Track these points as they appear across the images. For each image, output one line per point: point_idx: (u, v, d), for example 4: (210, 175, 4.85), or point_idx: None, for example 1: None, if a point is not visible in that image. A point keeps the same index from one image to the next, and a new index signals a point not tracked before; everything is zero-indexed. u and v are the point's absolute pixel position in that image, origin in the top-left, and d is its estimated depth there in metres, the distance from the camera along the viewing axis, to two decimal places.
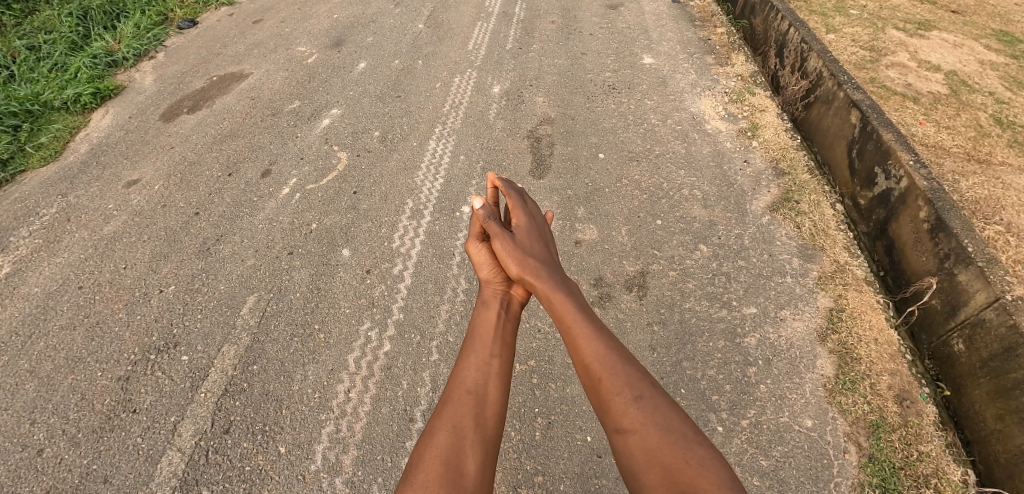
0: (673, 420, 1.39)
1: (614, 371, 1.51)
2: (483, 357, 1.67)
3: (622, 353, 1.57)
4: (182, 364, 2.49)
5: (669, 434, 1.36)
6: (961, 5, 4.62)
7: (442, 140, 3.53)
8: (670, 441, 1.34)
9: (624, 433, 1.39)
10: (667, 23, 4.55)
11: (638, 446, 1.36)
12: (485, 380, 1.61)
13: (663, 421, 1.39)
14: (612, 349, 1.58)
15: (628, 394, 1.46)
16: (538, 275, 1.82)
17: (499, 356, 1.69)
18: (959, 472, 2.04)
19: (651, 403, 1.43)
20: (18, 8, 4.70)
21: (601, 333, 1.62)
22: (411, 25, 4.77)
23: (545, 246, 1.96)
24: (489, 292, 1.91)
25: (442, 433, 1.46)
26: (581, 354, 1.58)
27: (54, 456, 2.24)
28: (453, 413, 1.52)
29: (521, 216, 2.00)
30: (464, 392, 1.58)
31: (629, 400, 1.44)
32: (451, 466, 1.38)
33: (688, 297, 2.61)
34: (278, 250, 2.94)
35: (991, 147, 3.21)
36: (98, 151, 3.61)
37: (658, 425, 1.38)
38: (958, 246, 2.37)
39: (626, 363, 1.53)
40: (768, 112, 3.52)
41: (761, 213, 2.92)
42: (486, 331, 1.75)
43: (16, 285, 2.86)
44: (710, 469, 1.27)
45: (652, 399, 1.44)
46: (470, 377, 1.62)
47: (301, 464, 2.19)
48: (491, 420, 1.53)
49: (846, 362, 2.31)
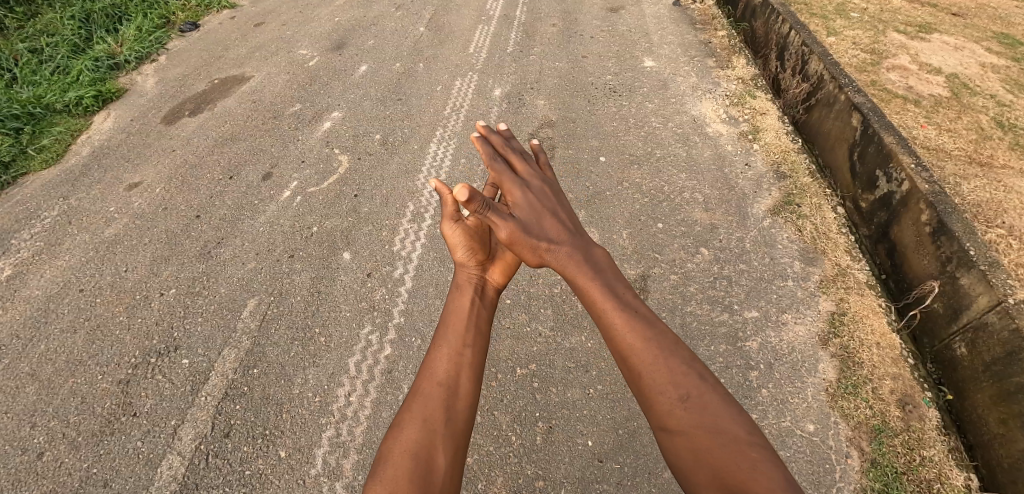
0: (725, 419, 1.34)
1: (655, 362, 1.44)
2: (456, 347, 1.62)
3: (666, 341, 1.49)
4: (182, 368, 2.49)
5: (720, 436, 1.31)
6: (962, 8, 4.63)
7: (444, 144, 3.53)
8: (720, 441, 1.30)
9: (670, 434, 1.35)
10: (668, 26, 4.56)
11: (685, 446, 1.33)
12: (454, 370, 1.57)
13: (715, 421, 1.34)
14: (652, 336, 1.50)
15: (675, 392, 1.40)
16: (559, 256, 1.68)
17: (472, 343, 1.63)
18: (962, 476, 2.03)
19: (701, 401, 1.37)
20: (20, 10, 4.69)
21: (639, 317, 1.54)
22: (412, 28, 4.77)
23: (555, 218, 1.77)
24: (463, 276, 1.82)
25: (410, 429, 1.45)
26: (619, 341, 1.50)
27: (54, 460, 2.24)
28: (424, 407, 1.49)
29: (518, 195, 1.79)
30: (433, 382, 1.55)
31: (677, 398, 1.39)
32: (421, 462, 1.39)
33: (690, 301, 2.60)
34: (279, 253, 2.93)
35: (992, 150, 3.21)
36: (100, 154, 3.62)
37: (708, 426, 1.33)
38: (960, 250, 2.36)
39: (673, 356, 1.46)
40: (768, 115, 3.52)
41: (762, 217, 2.92)
42: (459, 318, 1.68)
43: (17, 287, 2.86)
44: (764, 474, 1.23)
45: (700, 396, 1.38)
46: (440, 365, 1.58)
47: (301, 469, 2.18)
48: (463, 413, 1.51)
49: (848, 367, 2.31)
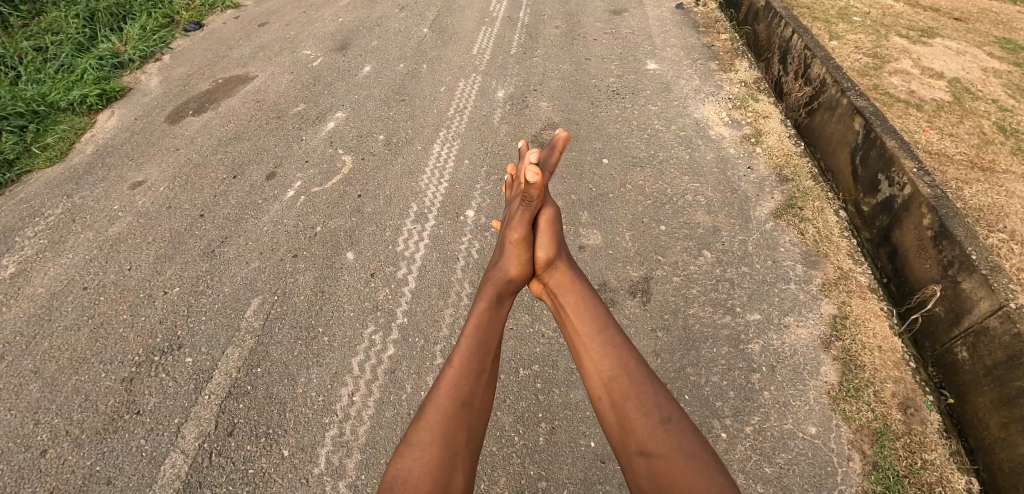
0: (695, 447, 1.57)
1: (641, 392, 1.68)
2: (474, 353, 1.79)
3: (649, 375, 1.74)
4: (185, 366, 2.50)
5: (694, 460, 1.54)
6: (965, 13, 4.65)
7: (447, 145, 3.54)
8: (688, 463, 1.53)
9: (652, 457, 1.57)
10: (671, 29, 4.57)
11: (657, 468, 1.55)
12: (470, 387, 1.72)
13: (689, 447, 1.57)
14: (640, 369, 1.75)
15: (656, 419, 1.63)
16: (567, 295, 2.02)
17: (489, 363, 1.79)
18: (963, 480, 2.04)
19: (677, 430, 1.60)
20: (25, 9, 4.71)
21: (619, 348, 1.81)
22: (416, 29, 4.78)
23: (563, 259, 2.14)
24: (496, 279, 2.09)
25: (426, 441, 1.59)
26: (612, 369, 1.76)
27: (58, 457, 2.25)
28: (443, 427, 1.62)
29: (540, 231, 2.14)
30: (445, 400, 1.68)
31: (657, 423, 1.62)
32: (439, 474, 1.54)
33: (692, 303, 2.61)
34: (283, 253, 2.94)
35: (994, 154, 3.22)
36: (104, 152, 3.63)
37: (679, 450, 1.56)
38: (962, 254, 2.37)
39: (657, 388, 1.70)
40: (771, 118, 3.53)
41: (764, 220, 2.93)
42: (477, 323, 1.88)
43: (21, 285, 2.87)
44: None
45: (677, 426, 1.61)
46: (451, 382, 1.71)
47: (305, 468, 2.18)
48: (473, 417, 1.69)
49: (850, 370, 2.31)
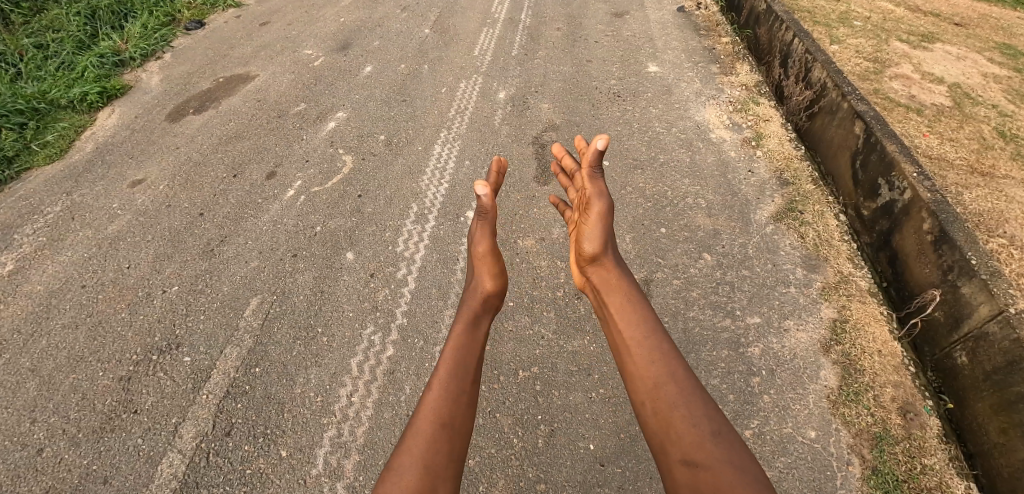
0: (746, 459, 1.42)
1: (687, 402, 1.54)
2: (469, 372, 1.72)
3: (692, 383, 1.59)
4: (183, 365, 2.49)
5: (744, 472, 1.38)
6: (965, 18, 4.66)
7: (447, 146, 3.54)
8: (743, 480, 1.36)
9: (698, 468, 1.41)
10: (672, 32, 4.57)
11: (706, 481, 1.38)
12: (459, 414, 1.62)
13: (741, 460, 1.41)
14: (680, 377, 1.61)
15: (701, 429, 1.48)
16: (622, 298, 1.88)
17: (468, 387, 1.69)
18: (962, 485, 2.04)
19: (724, 440, 1.45)
20: (27, 6, 4.70)
21: (667, 356, 1.67)
22: (418, 30, 4.78)
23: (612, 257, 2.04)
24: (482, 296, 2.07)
25: (414, 451, 1.52)
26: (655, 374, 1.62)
27: (54, 456, 2.24)
28: (427, 450, 1.53)
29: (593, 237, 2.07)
30: (432, 429, 1.58)
31: (707, 435, 1.46)
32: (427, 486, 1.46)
33: (692, 307, 2.60)
34: (282, 252, 2.94)
35: (994, 160, 3.22)
36: (104, 151, 3.62)
37: (729, 462, 1.40)
38: (962, 259, 2.37)
39: (700, 397, 1.55)
40: (771, 121, 3.53)
41: (765, 223, 2.93)
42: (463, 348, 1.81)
43: (19, 283, 2.86)
44: None
45: (724, 437, 1.46)
46: (438, 409, 1.62)
47: (302, 469, 2.17)
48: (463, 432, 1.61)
49: (850, 374, 2.31)
